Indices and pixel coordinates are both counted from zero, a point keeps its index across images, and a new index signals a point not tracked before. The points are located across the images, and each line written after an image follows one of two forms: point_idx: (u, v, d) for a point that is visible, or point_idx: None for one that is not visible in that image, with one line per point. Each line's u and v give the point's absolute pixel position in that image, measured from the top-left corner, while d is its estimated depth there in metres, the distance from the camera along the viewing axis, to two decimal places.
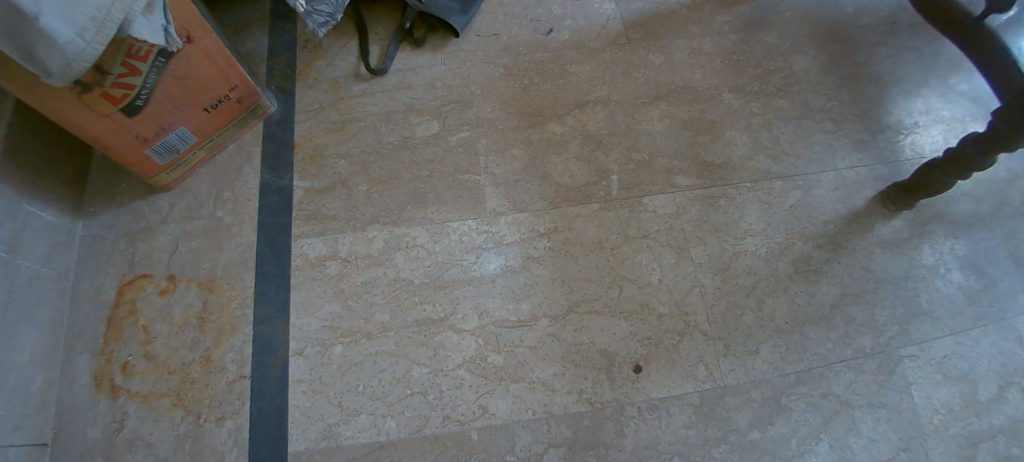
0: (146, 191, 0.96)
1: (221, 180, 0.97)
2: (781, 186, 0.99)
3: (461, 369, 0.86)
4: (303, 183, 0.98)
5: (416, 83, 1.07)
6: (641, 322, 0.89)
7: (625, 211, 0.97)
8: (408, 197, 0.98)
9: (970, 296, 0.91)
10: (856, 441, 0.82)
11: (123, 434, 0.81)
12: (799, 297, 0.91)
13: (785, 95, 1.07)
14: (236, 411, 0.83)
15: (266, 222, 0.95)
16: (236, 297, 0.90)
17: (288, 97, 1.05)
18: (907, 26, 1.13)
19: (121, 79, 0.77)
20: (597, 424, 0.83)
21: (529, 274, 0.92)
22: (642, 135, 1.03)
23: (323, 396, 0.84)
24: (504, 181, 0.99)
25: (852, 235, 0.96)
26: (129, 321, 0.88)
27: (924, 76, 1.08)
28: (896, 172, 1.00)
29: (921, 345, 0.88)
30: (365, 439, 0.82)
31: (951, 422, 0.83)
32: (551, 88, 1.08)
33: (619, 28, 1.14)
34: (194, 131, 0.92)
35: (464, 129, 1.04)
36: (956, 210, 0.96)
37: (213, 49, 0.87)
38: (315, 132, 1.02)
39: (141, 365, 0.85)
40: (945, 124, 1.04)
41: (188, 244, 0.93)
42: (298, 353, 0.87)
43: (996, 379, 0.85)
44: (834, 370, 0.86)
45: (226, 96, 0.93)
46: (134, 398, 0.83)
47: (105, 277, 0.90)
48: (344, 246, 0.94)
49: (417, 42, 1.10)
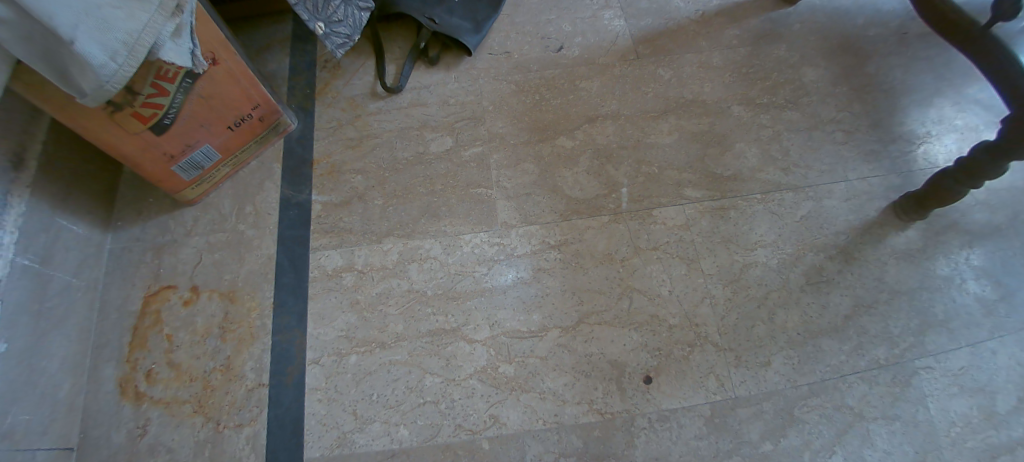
0: (172, 206, 1.01)
1: (243, 195, 1.01)
2: (791, 197, 1.00)
3: (472, 378, 0.87)
4: (322, 197, 1.02)
5: (430, 100, 1.11)
6: (651, 333, 0.90)
7: (635, 223, 0.98)
8: (422, 210, 1.00)
9: (987, 307, 0.90)
10: (871, 454, 0.81)
11: (146, 439, 0.84)
12: (810, 309, 0.91)
13: (794, 107, 1.08)
14: (254, 418, 0.85)
15: (285, 235, 0.98)
16: (255, 308, 0.92)
17: (308, 115, 1.09)
18: (918, 37, 1.14)
19: (150, 99, 0.82)
20: (607, 434, 0.83)
21: (540, 285, 0.94)
22: (651, 148, 1.05)
23: (338, 404, 0.86)
24: (516, 194, 1.01)
25: (864, 245, 0.95)
26: (154, 331, 0.91)
27: (935, 86, 1.08)
28: (909, 183, 1.00)
29: (937, 356, 0.87)
30: (379, 447, 0.83)
31: (968, 434, 0.81)
32: (561, 103, 1.10)
33: (628, 44, 1.16)
34: (218, 147, 0.96)
35: (476, 143, 1.06)
36: (971, 219, 0.96)
37: (236, 70, 0.91)
38: (333, 149, 1.06)
39: (164, 373, 0.88)
40: (958, 133, 1.04)
41: (210, 256, 0.96)
42: (314, 362, 0.89)
43: (1015, 391, 0.84)
44: (848, 382, 0.86)
45: (249, 115, 0.97)
46: (156, 406, 0.86)
47: (131, 287, 0.94)
48: (360, 258, 0.96)
49: (432, 60, 1.14)
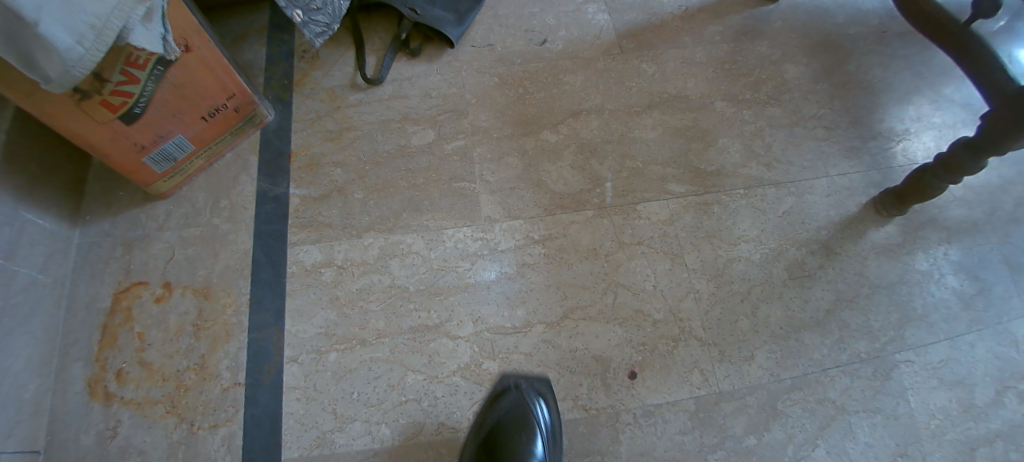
0: (143, 199, 0.97)
1: (218, 188, 0.98)
2: (773, 192, 1.00)
3: (455, 375, 0.86)
4: (300, 191, 0.99)
5: (411, 93, 1.09)
6: (636, 328, 0.89)
7: (619, 218, 0.97)
8: (404, 204, 0.98)
9: (965, 301, 0.91)
10: (853, 447, 0.81)
11: (116, 442, 0.80)
12: (792, 303, 0.91)
13: (776, 103, 1.08)
14: (230, 418, 0.83)
15: (262, 230, 0.95)
16: (230, 304, 0.90)
17: (285, 107, 1.06)
18: (896, 36, 1.15)
19: (120, 87, 0.78)
20: (592, 430, 0.83)
21: (524, 280, 0.93)
22: (635, 143, 1.04)
23: (317, 403, 0.84)
24: (499, 188, 1.00)
25: (845, 241, 0.96)
26: (124, 329, 0.88)
27: (914, 84, 1.10)
28: (888, 179, 1.01)
29: (916, 350, 0.88)
30: (359, 447, 0.81)
31: (948, 427, 0.82)
32: (544, 97, 1.09)
33: (612, 38, 1.16)
34: (191, 139, 0.93)
35: (459, 137, 1.05)
36: (949, 215, 0.97)
37: (211, 58, 0.88)
38: (312, 141, 1.03)
39: (135, 372, 0.85)
40: (937, 130, 1.05)
41: (184, 252, 0.93)
42: (292, 360, 0.87)
43: (993, 384, 0.85)
44: (830, 376, 0.86)
45: (223, 105, 0.94)
46: (127, 406, 0.83)
47: (100, 284, 0.90)
48: (339, 253, 0.94)
49: (413, 52, 1.12)
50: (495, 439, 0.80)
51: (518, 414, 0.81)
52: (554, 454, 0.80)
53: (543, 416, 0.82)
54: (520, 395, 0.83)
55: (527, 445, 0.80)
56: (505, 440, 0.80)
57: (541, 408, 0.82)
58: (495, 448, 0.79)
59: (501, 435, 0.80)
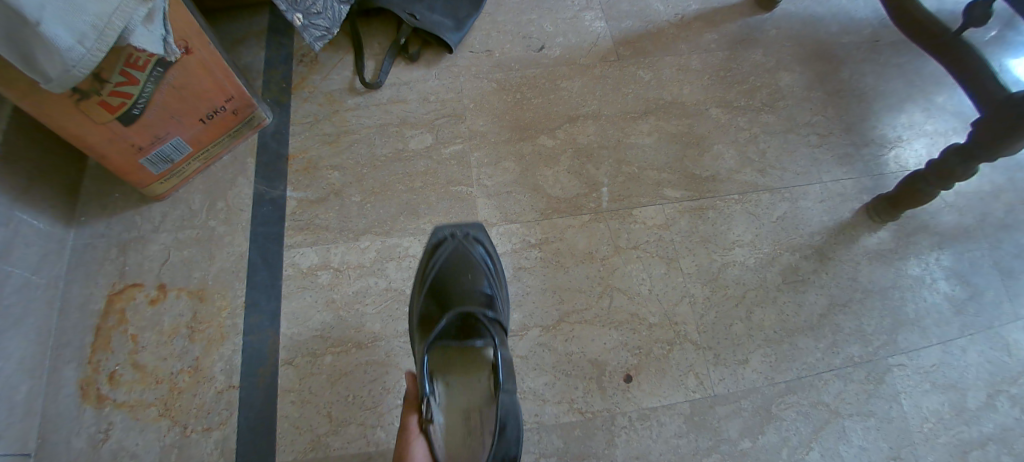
0: (139, 201, 0.97)
1: (214, 191, 0.98)
2: (768, 198, 1.01)
3: None
4: (297, 194, 0.99)
5: (409, 97, 1.09)
6: (631, 331, 0.90)
7: (615, 222, 0.98)
8: (401, 208, 0.99)
9: (957, 305, 0.92)
10: (847, 450, 0.82)
11: (108, 444, 0.80)
12: (787, 307, 0.92)
13: (771, 110, 1.10)
14: (224, 421, 0.82)
15: (258, 232, 0.95)
16: (225, 307, 0.89)
17: (283, 110, 1.07)
18: (889, 45, 1.17)
19: (119, 88, 0.78)
20: (587, 433, 0.83)
21: (520, 284, 0.93)
22: (631, 149, 1.05)
23: (312, 407, 0.83)
24: (496, 192, 1.01)
25: (838, 246, 0.97)
26: (118, 331, 0.87)
27: (906, 92, 1.11)
28: (880, 185, 1.02)
29: (909, 354, 0.88)
30: (354, 450, 0.81)
31: (940, 430, 0.83)
32: (542, 102, 1.10)
33: (609, 45, 1.17)
34: (189, 140, 0.93)
35: (456, 142, 1.05)
36: (941, 221, 0.98)
37: (210, 60, 0.88)
38: (309, 144, 1.03)
39: (128, 374, 0.84)
40: (928, 138, 1.07)
41: (179, 253, 0.93)
42: (288, 363, 0.86)
43: (985, 388, 0.86)
44: (824, 380, 0.87)
45: (222, 107, 0.94)
46: (120, 409, 0.82)
47: (94, 285, 0.90)
48: (336, 256, 0.94)
49: (412, 57, 1.12)
50: (439, 280, 0.82)
51: (458, 258, 0.84)
52: (500, 288, 0.85)
53: (484, 256, 0.86)
54: (456, 242, 0.86)
55: (474, 281, 0.82)
56: (451, 283, 0.81)
57: (479, 250, 0.86)
58: (443, 293, 0.81)
59: (446, 280, 0.82)
